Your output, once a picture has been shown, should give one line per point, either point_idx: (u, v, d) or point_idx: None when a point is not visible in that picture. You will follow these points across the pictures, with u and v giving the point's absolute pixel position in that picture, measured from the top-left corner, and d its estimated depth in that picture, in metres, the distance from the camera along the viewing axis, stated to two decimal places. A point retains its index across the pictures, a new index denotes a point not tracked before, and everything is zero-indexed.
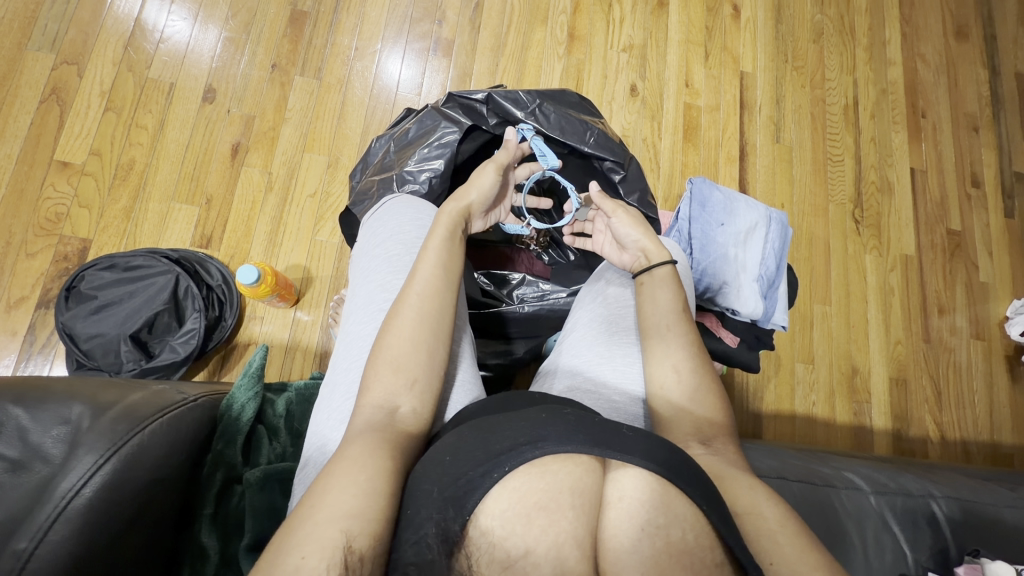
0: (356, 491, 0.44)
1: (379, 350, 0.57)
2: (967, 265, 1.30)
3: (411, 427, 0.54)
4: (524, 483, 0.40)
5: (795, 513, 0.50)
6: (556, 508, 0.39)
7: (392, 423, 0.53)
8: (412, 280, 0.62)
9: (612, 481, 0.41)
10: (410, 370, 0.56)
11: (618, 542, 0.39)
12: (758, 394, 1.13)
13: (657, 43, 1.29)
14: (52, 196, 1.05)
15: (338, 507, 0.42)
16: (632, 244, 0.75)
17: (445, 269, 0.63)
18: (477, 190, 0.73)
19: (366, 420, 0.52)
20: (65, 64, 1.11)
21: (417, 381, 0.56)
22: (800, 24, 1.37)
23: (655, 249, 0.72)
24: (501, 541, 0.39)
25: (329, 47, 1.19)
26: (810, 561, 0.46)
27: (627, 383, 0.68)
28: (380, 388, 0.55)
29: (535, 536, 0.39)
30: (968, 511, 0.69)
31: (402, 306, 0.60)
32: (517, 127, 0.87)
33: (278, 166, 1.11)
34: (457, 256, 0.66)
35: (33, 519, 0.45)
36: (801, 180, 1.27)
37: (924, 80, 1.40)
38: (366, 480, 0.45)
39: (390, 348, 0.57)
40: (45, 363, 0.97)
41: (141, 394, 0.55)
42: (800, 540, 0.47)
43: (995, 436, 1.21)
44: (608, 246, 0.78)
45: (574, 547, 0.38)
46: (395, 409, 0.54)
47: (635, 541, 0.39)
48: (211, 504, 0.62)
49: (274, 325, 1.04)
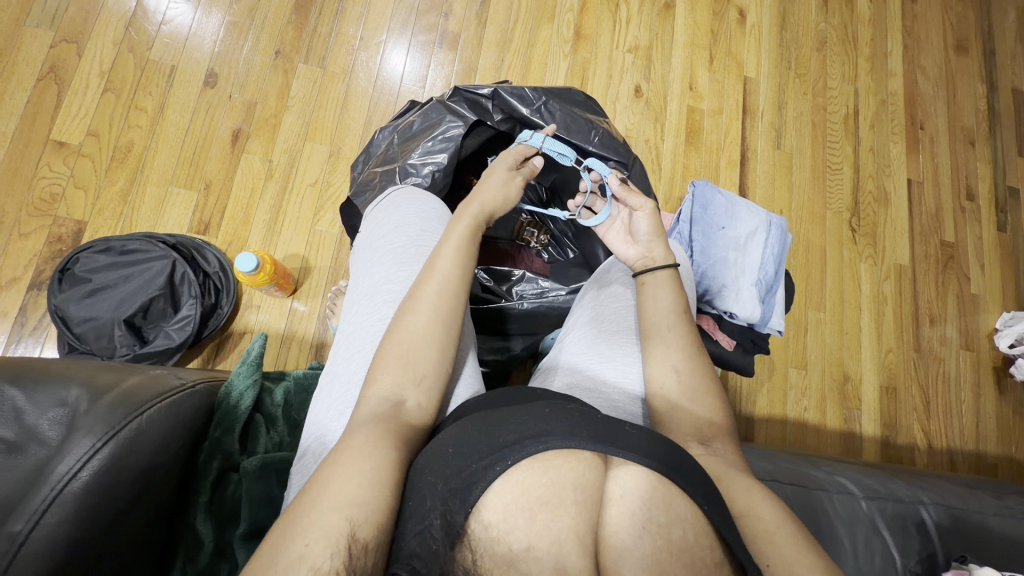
0: (360, 480, 0.44)
1: (385, 342, 0.58)
2: (959, 277, 1.32)
3: (414, 420, 0.54)
4: (528, 477, 0.40)
5: (792, 514, 0.51)
6: (559, 503, 0.39)
7: (397, 414, 0.53)
8: (423, 274, 0.62)
9: (613, 477, 0.41)
10: (414, 361, 0.56)
11: (619, 538, 0.39)
12: (751, 397, 1.14)
13: (663, 45, 1.29)
14: (48, 176, 1.03)
15: (342, 495, 0.42)
16: (643, 240, 0.74)
17: (452, 262, 0.63)
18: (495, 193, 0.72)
19: (370, 412, 0.52)
20: (64, 42, 1.10)
21: (422, 375, 0.56)
22: (804, 32, 1.38)
23: (662, 251, 0.73)
24: (504, 535, 0.39)
25: (334, 35, 1.18)
26: (807, 561, 0.46)
27: (626, 382, 0.68)
28: (384, 379, 0.55)
29: (537, 531, 0.39)
30: (956, 518, 0.69)
31: (410, 301, 0.60)
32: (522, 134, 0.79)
33: (278, 153, 1.10)
34: (470, 251, 0.65)
35: (29, 501, 0.44)
36: (800, 188, 1.28)
37: (924, 92, 1.41)
38: (370, 469, 0.45)
39: (396, 338, 0.57)
40: (36, 345, 0.96)
41: (139, 378, 0.55)
42: (798, 541, 0.48)
43: (980, 446, 1.23)
44: (617, 236, 0.77)
45: (576, 542, 0.38)
46: (400, 402, 0.54)
47: (636, 537, 0.39)
48: (207, 492, 0.61)
49: (270, 314, 1.03)
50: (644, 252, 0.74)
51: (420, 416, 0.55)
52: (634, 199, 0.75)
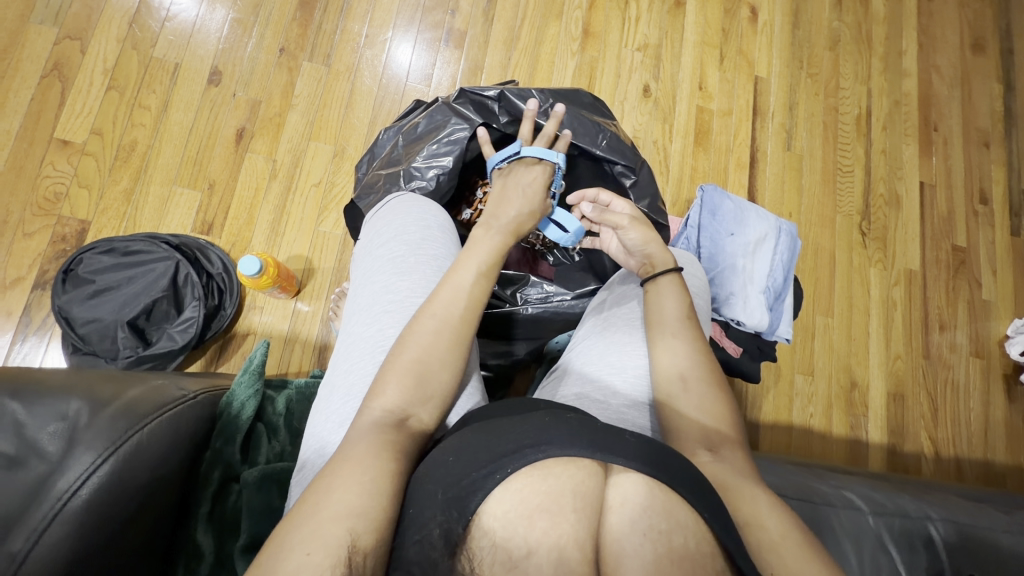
0: (360, 491, 0.43)
1: (395, 353, 0.57)
2: (970, 282, 1.30)
3: (415, 428, 0.53)
4: (526, 485, 0.40)
5: (798, 526, 0.50)
6: (558, 510, 0.39)
7: (399, 423, 0.52)
8: (440, 288, 0.62)
9: (613, 485, 0.40)
10: (417, 368, 0.56)
11: (620, 543, 0.39)
12: (756, 403, 1.13)
13: (673, 43, 1.27)
14: (52, 175, 1.03)
15: (341, 506, 0.41)
16: (637, 249, 0.74)
17: (465, 274, 0.64)
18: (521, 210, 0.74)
19: (372, 420, 0.52)
20: (68, 39, 1.09)
21: (424, 381, 0.55)
22: (817, 30, 1.35)
23: (660, 254, 0.72)
24: (503, 541, 0.39)
25: (339, 33, 1.16)
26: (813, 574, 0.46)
27: (635, 395, 0.67)
28: (387, 386, 0.54)
29: (537, 536, 0.38)
30: (965, 535, 0.68)
31: (424, 313, 0.60)
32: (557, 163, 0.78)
33: (282, 153, 1.09)
34: (492, 268, 0.66)
35: (28, 518, 0.44)
36: (810, 190, 1.27)
37: (938, 92, 1.38)
38: (370, 481, 0.44)
39: (405, 349, 0.57)
40: (41, 344, 0.96)
41: (139, 389, 0.54)
42: (805, 553, 0.47)
43: (989, 454, 1.21)
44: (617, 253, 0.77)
45: (576, 548, 0.38)
46: (401, 407, 0.53)
47: (637, 544, 0.39)
48: (207, 503, 0.62)
49: (273, 316, 1.03)
50: (644, 252, 0.73)
51: (422, 422, 0.54)
52: (619, 203, 0.79)
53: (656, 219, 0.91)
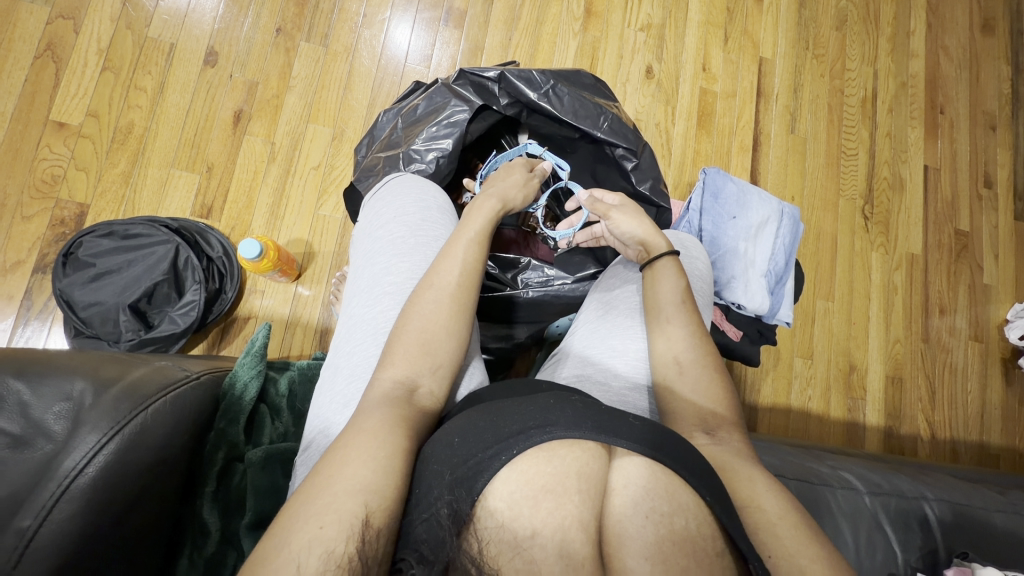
0: (373, 467, 0.43)
1: (398, 329, 0.57)
2: (972, 267, 1.30)
3: (425, 406, 0.53)
4: (533, 466, 0.40)
5: (795, 504, 0.50)
6: (563, 492, 0.39)
7: (410, 400, 0.52)
8: (440, 261, 0.62)
9: (617, 468, 0.41)
10: (431, 351, 0.56)
11: (622, 525, 0.39)
12: (755, 387, 1.14)
13: (676, 23, 1.25)
14: (48, 158, 1.02)
15: (354, 481, 0.41)
16: (632, 241, 0.74)
17: (467, 250, 0.63)
18: (513, 187, 0.74)
19: (383, 394, 0.52)
20: (61, 19, 1.07)
21: (437, 363, 0.56)
22: (823, 10, 1.33)
23: (653, 241, 0.72)
24: (509, 522, 0.39)
25: (337, 13, 1.14)
26: (811, 552, 0.46)
27: (635, 377, 0.68)
28: (398, 363, 0.54)
29: (542, 518, 0.38)
30: (959, 513, 0.69)
31: (424, 287, 0.60)
32: (528, 142, 0.89)
33: (281, 136, 1.08)
34: (484, 241, 0.66)
35: (36, 496, 0.45)
36: (814, 173, 1.26)
37: (945, 74, 1.37)
38: (384, 457, 0.44)
39: (409, 326, 0.57)
40: (43, 328, 0.97)
41: (142, 371, 0.55)
42: (801, 533, 0.47)
43: (984, 437, 1.23)
44: (614, 242, 0.78)
45: (580, 530, 0.38)
46: (413, 387, 0.54)
47: (639, 526, 0.39)
48: (212, 483, 0.62)
49: (274, 299, 1.03)
50: (636, 237, 0.74)
51: (429, 401, 0.54)
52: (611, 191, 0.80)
53: (658, 202, 0.90)
